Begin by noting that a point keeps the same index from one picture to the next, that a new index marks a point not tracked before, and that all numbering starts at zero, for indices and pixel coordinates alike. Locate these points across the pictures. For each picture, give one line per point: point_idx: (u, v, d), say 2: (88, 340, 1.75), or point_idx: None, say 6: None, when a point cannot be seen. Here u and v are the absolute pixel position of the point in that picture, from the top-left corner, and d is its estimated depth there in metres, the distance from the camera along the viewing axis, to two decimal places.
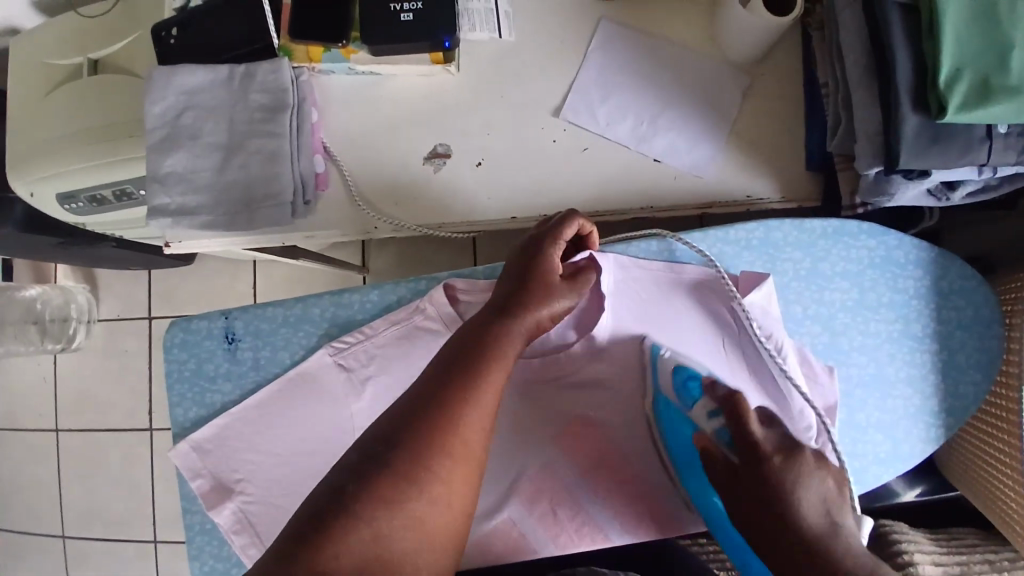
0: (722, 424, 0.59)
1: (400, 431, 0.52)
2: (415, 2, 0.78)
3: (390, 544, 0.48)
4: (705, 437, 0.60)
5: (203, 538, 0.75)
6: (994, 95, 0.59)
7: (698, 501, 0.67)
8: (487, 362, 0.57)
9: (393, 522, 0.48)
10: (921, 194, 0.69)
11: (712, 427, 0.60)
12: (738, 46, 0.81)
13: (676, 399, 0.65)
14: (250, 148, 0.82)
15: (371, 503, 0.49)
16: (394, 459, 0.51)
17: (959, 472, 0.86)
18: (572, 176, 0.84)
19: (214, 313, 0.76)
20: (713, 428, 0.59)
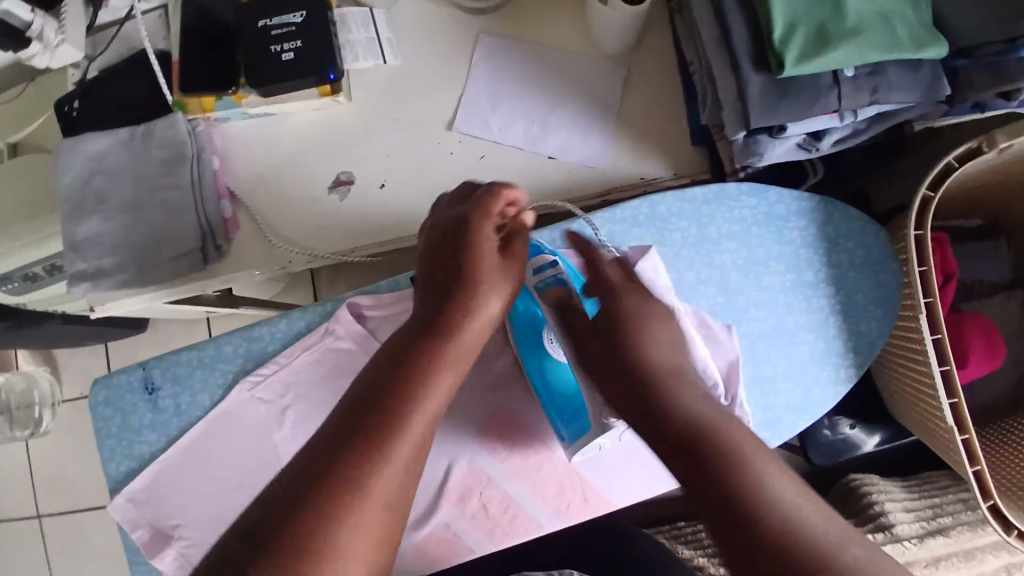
0: (548, 280, 0.65)
1: (336, 453, 0.50)
2: (294, 41, 0.81)
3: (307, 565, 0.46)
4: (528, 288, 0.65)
5: None
6: (831, 42, 0.62)
7: (564, 428, 0.68)
8: (432, 379, 0.56)
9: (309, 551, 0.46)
10: (791, 149, 0.72)
11: (538, 283, 0.66)
12: (610, 39, 0.85)
13: None
14: (158, 202, 0.85)
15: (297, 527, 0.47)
16: (325, 483, 0.49)
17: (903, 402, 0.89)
18: (474, 184, 0.87)
19: (132, 366, 0.77)
20: (539, 283, 0.66)
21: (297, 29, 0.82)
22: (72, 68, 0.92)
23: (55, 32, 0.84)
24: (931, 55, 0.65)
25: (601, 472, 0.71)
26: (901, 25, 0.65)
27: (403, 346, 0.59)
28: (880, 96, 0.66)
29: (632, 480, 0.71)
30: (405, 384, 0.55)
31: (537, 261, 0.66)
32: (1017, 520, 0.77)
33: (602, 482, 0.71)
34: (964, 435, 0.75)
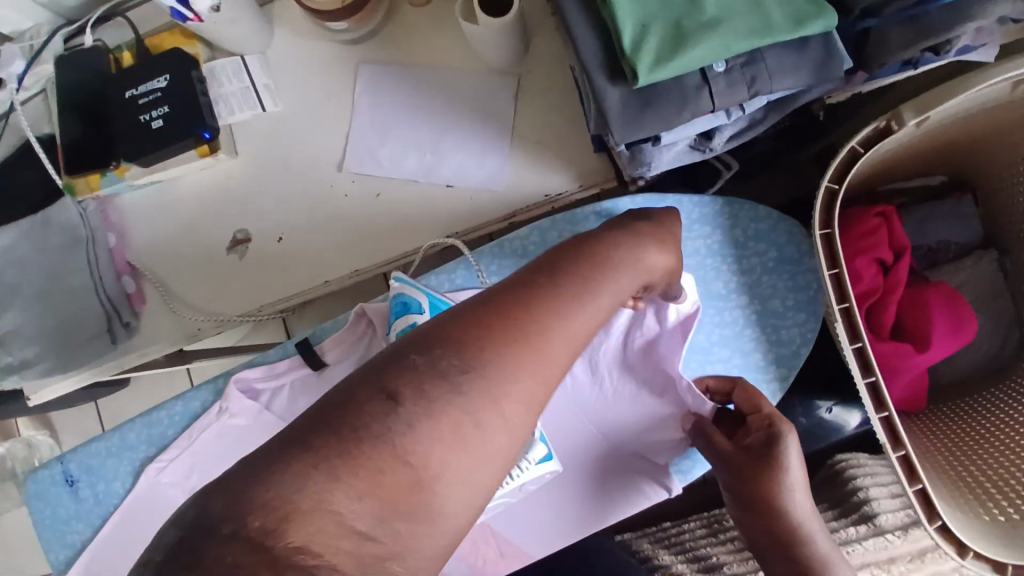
0: None
1: (400, 386, 0.39)
2: (162, 107, 0.79)
3: (369, 514, 0.37)
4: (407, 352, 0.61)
5: None
6: (685, 41, 0.55)
7: None
8: (550, 342, 0.43)
9: (360, 496, 0.37)
10: (681, 153, 0.65)
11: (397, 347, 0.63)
12: (490, 52, 0.79)
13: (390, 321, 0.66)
14: (66, 288, 0.84)
15: (347, 466, 0.37)
16: (390, 424, 0.38)
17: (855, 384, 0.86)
18: (374, 223, 0.84)
19: (52, 459, 0.77)
20: None
21: (164, 94, 0.79)
22: None
23: None
24: (816, 30, 0.57)
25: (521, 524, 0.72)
26: (774, 4, 0.57)
27: (489, 306, 0.44)
28: (761, 87, 0.58)
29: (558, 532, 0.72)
30: (526, 325, 0.43)
31: (400, 322, 0.63)
32: (970, 538, 0.68)
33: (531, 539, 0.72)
34: (899, 451, 0.69)
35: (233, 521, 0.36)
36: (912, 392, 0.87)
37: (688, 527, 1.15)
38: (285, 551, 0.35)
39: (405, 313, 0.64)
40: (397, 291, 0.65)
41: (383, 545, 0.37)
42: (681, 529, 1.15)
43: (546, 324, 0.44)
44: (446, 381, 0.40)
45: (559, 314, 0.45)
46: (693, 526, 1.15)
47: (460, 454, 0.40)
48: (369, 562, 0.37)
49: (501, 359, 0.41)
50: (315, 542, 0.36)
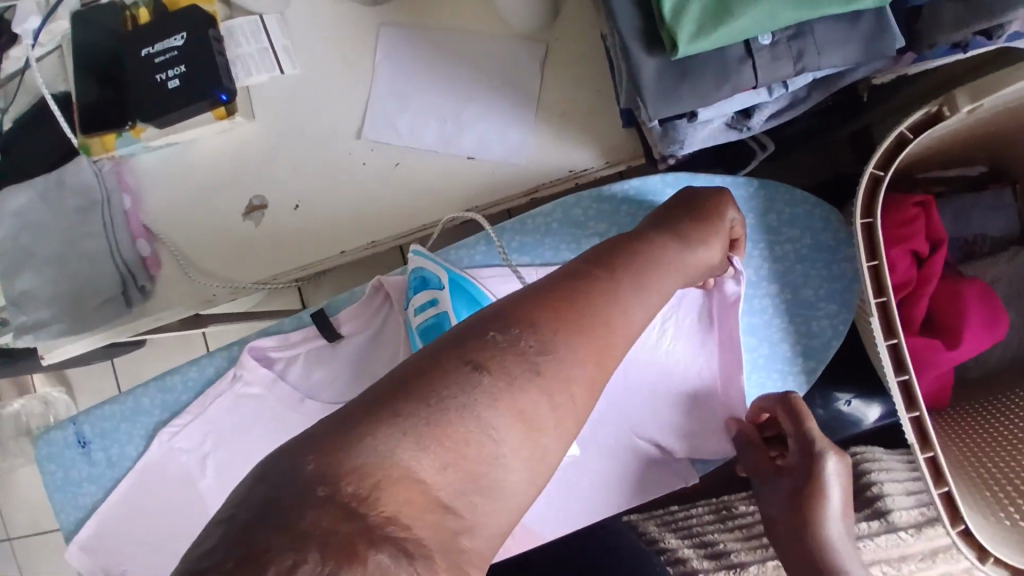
0: (423, 322, 0.61)
1: (481, 358, 0.42)
2: (178, 67, 0.76)
3: (449, 485, 0.39)
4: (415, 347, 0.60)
5: None
6: (731, 9, 0.51)
7: None
8: (610, 331, 0.47)
9: (445, 466, 0.39)
10: (716, 131, 0.62)
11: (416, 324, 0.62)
12: (519, 18, 0.75)
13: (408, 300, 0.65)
14: (76, 251, 0.83)
15: (432, 435, 0.39)
16: (471, 397, 0.40)
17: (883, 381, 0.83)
18: (391, 194, 0.82)
19: (65, 421, 0.77)
20: (418, 325, 0.62)
21: (179, 53, 0.77)
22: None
23: None
24: (869, 4, 0.52)
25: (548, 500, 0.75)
26: None
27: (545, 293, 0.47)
28: (807, 63, 0.55)
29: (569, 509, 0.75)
30: (589, 314, 0.46)
31: (420, 300, 0.61)
32: (994, 543, 0.66)
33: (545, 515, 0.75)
34: (926, 453, 0.68)
35: (328, 484, 0.36)
36: (936, 389, 0.84)
37: (696, 511, 1.14)
38: (376, 520, 0.35)
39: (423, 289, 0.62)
40: (416, 267, 0.64)
41: (462, 517, 0.38)
42: (688, 513, 1.14)
43: (600, 312, 0.47)
44: (513, 357, 0.43)
45: (606, 305, 0.48)
46: (700, 510, 1.14)
47: (529, 437, 0.41)
48: (448, 533, 0.37)
49: (562, 342, 0.44)
50: (405, 512, 0.36)
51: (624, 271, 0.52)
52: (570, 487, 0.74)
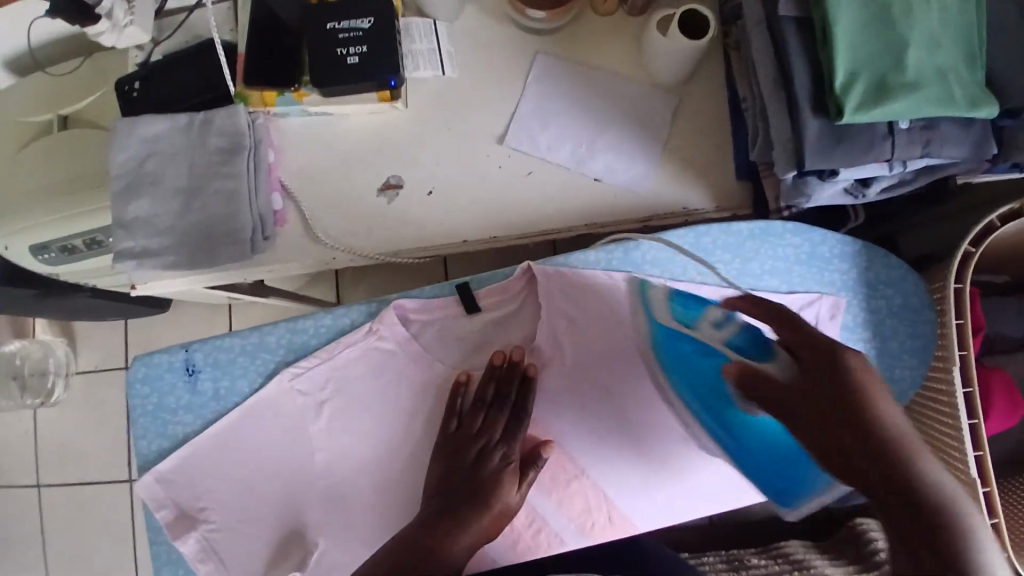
0: (730, 331, 0.57)
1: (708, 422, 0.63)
2: (360, 46, 0.84)
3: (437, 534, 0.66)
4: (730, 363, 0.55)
5: (169, 569, 0.76)
6: (889, 95, 0.64)
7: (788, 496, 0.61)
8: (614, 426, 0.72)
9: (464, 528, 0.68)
10: (838, 193, 0.74)
11: (713, 337, 0.58)
12: (665, 71, 0.87)
13: (675, 323, 0.63)
14: (210, 190, 0.86)
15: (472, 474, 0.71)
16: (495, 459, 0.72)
17: None
18: (519, 199, 0.89)
19: (174, 346, 0.77)
20: (720, 338, 0.58)
21: (363, 34, 0.84)
22: (136, 49, 0.96)
23: (124, 13, 0.89)
24: (982, 115, 0.66)
25: (628, 490, 0.77)
26: (957, 84, 0.66)
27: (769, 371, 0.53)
28: (932, 149, 0.67)
29: (644, 497, 0.77)
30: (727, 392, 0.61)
31: (712, 313, 0.59)
32: None
33: (618, 496, 0.77)
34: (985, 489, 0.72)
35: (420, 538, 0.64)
36: None
37: (708, 559, 1.18)
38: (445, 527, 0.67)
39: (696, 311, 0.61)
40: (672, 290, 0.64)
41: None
42: (700, 560, 1.18)
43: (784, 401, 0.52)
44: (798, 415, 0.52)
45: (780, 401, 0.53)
46: (712, 559, 1.19)
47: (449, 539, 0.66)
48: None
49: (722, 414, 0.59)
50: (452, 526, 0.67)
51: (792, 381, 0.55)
52: (658, 483, 0.77)
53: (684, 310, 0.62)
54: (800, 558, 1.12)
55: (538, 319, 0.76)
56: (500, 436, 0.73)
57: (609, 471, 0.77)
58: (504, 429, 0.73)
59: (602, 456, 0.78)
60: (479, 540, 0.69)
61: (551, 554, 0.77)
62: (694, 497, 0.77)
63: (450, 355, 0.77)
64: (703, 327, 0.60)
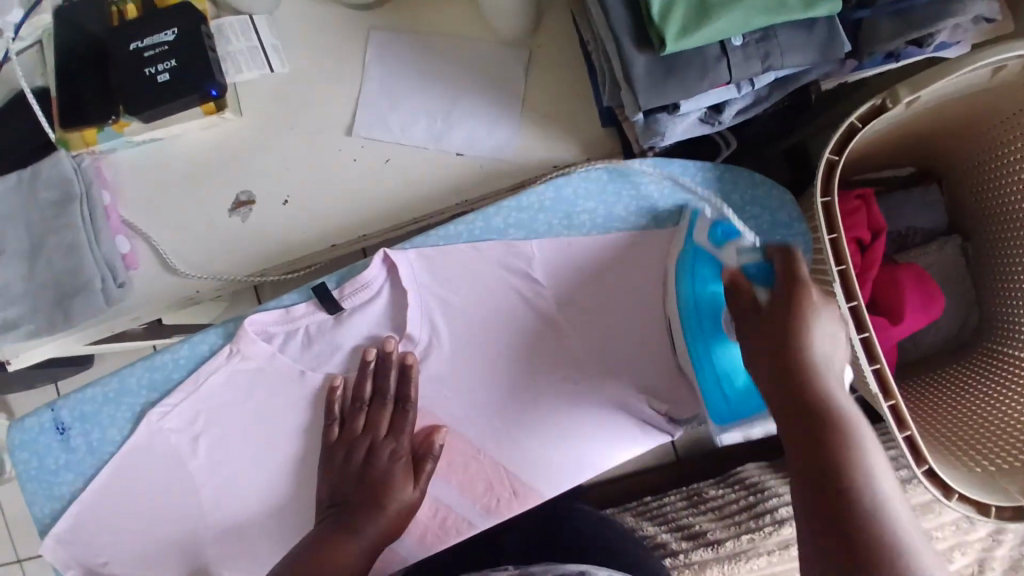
0: (749, 259, 0.65)
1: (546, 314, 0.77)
2: (167, 61, 0.77)
3: (327, 540, 0.66)
4: (736, 270, 0.65)
5: None
6: (712, 13, 0.59)
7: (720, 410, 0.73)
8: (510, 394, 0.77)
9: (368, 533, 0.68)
10: (692, 125, 0.69)
11: (742, 262, 0.66)
12: (505, 24, 0.81)
13: (708, 246, 0.71)
14: (52, 246, 0.80)
15: (363, 483, 0.70)
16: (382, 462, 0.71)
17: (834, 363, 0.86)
18: (383, 188, 0.83)
19: (42, 407, 0.75)
20: (743, 262, 0.66)
21: (170, 47, 0.77)
22: None
23: None
24: (821, 14, 0.61)
25: (530, 460, 0.77)
26: None
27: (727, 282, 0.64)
28: (773, 63, 0.63)
29: (544, 464, 0.77)
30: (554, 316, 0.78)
31: (742, 242, 0.67)
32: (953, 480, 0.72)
33: (521, 470, 0.77)
34: (889, 401, 0.71)
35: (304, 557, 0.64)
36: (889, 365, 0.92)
37: (669, 500, 1.19)
38: (340, 532, 0.67)
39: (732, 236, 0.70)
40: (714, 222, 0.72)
41: None
42: (661, 503, 1.18)
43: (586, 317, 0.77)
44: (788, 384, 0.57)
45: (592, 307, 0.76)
46: (672, 498, 1.18)
47: (340, 548, 0.65)
48: None
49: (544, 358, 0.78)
50: (344, 539, 0.66)
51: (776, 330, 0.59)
52: (558, 447, 0.77)
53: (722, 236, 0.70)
54: (755, 482, 1.12)
55: (407, 305, 0.75)
56: (386, 433, 0.72)
57: (506, 446, 0.77)
58: (389, 424, 0.73)
59: (498, 435, 0.77)
60: (381, 539, 0.68)
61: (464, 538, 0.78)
62: (596, 456, 0.77)
63: (324, 364, 0.75)
64: (729, 251, 0.68)
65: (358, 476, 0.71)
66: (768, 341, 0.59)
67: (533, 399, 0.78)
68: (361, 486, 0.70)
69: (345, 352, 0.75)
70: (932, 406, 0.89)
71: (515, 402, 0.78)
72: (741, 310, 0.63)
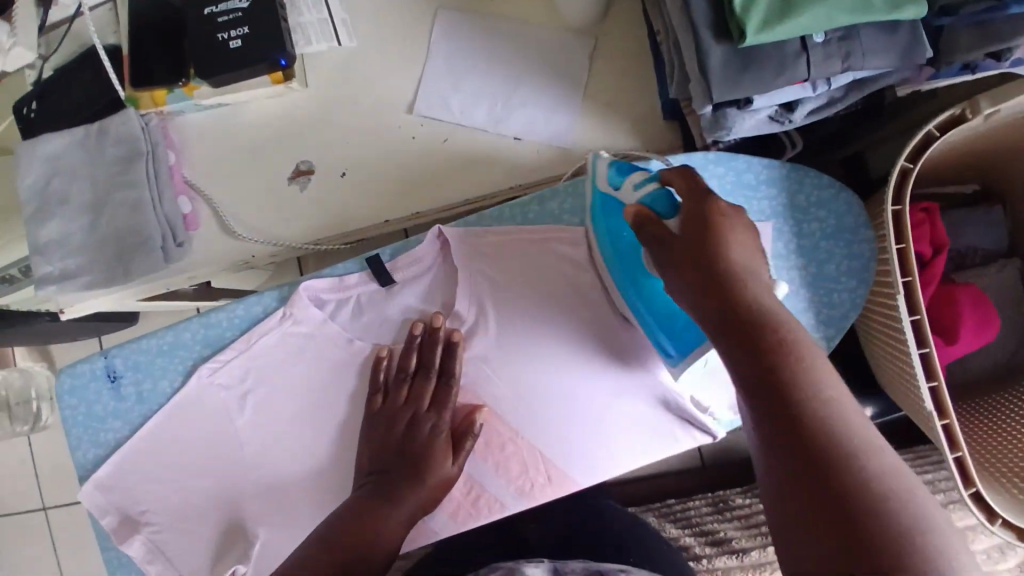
0: (642, 190, 0.61)
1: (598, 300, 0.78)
2: (241, 28, 0.78)
3: (356, 508, 0.67)
4: (640, 205, 0.59)
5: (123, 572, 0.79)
6: (796, 6, 0.58)
7: (669, 343, 0.66)
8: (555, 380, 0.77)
9: (406, 510, 0.68)
10: (762, 122, 0.68)
11: (637, 197, 0.61)
12: (574, 11, 0.80)
13: (608, 188, 0.67)
14: (115, 201, 0.82)
15: (406, 455, 0.71)
16: (424, 438, 0.71)
17: (885, 377, 0.85)
18: (440, 167, 0.84)
19: (94, 354, 0.79)
20: (637, 198, 0.61)
21: (243, 14, 0.78)
22: (29, 68, 0.91)
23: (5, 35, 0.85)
24: (908, 16, 0.59)
25: (573, 447, 0.77)
26: None
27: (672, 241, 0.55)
28: (854, 62, 0.61)
29: (578, 453, 0.77)
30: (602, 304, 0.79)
31: (633, 176, 0.62)
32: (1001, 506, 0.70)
33: (555, 456, 0.78)
34: (943, 421, 0.70)
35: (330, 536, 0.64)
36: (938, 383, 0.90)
37: (694, 505, 1.17)
38: (380, 502, 0.68)
39: (628, 173, 0.65)
40: (610, 159, 0.68)
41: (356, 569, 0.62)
42: (685, 507, 1.17)
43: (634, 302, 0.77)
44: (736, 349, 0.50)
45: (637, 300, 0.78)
46: (697, 503, 1.18)
47: (379, 520, 0.66)
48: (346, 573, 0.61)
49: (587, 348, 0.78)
50: (380, 509, 0.67)
51: (711, 286, 0.52)
52: (598, 435, 0.77)
53: (618, 176, 0.65)
54: None
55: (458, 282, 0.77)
56: (428, 406, 0.73)
57: (542, 431, 0.78)
58: (433, 399, 0.73)
59: (538, 421, 0.78)
60: (417, 512, 0.70)
61: (494, 519, 0.79)
62: (637, 449, 0.77)
63: (372, 335, 0.77)
64: (626, 189, 0.63)
65: (397, 448, 0.72)
66: (690, 299, 0.54)
67: (573, 388, 0.77)
68: (401, 459, 0.71)
69: (394, 326, 0.77)
70: (986, 432, 0.87)
71: (555, 393, 0.77)
72: (661, 254, 0.56)
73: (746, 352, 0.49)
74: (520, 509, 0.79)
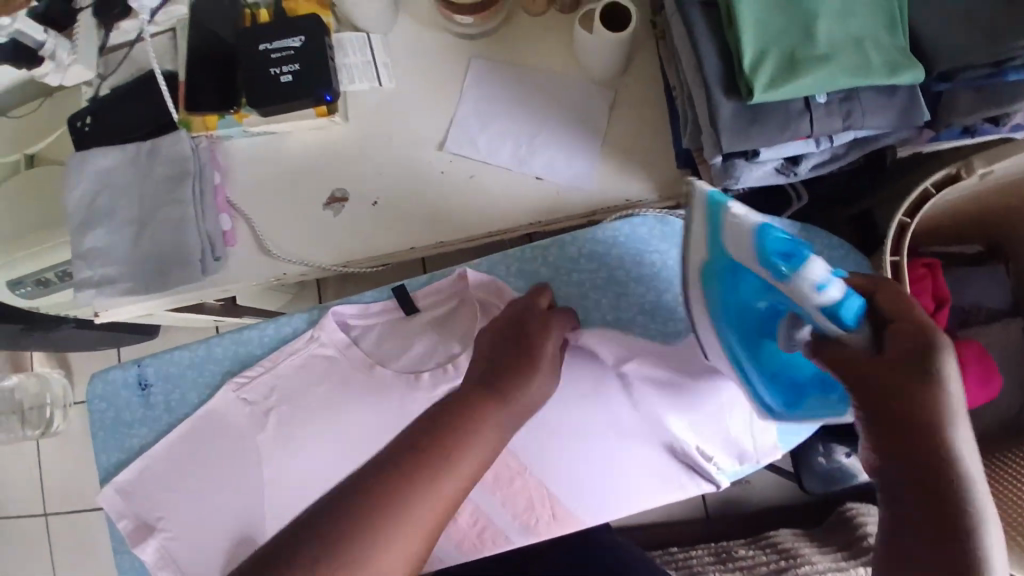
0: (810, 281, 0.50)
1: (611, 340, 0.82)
2: (293, 64, 0.85)
3: None
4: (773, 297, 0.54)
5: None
6: (801, 68, 0.64)
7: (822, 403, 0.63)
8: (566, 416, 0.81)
9: None
10: (769, 173, 0.73)
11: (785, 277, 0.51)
12: (598, 65, 0.87)
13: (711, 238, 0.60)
14: (160, 217, 0.88)
15: None
16: None
17: None
18: (465, 201, 0.89)
19: (128, 362, 0.83)
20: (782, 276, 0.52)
21: (296, 53, 0.86)
22: (86, 86, 0.99)
23: (67, 52, 0.93)
24: (904, 82, 0.65)
25: (579, 484, 0.80)
26: (874, 51, 0.65)
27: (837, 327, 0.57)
28: (854, 121, 0.67)
29: (582, 492, 0.80)
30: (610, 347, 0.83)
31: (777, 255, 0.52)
32: None
33: (559, 495, 0.81)
34: None
35: None
36: None
37: (697, 554, 1.17)
38: None
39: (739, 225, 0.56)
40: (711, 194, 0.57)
41: None
42: (688, 555, 1.17)
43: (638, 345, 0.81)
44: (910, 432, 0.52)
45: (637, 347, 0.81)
46: (700, 552, 1.18)
47: None
48: None
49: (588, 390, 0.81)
50: None
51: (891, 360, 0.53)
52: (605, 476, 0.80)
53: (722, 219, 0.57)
54: (788, 548, 1.11)
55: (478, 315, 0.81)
56: None
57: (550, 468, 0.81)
58: None
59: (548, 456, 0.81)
60: None
61: (500, 550, 0.81)
62: (640, 492, 0.80)
63: (392, 360, 0.81)
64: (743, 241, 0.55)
65: None
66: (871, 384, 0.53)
67: (576, 430, 0.81)
68: None
69: (415, 350, 0.81)
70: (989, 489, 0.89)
71: (565, 425, 0.81)
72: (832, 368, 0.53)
73: (918, 441, 0.52)
74: (523, 544, 0.81)
